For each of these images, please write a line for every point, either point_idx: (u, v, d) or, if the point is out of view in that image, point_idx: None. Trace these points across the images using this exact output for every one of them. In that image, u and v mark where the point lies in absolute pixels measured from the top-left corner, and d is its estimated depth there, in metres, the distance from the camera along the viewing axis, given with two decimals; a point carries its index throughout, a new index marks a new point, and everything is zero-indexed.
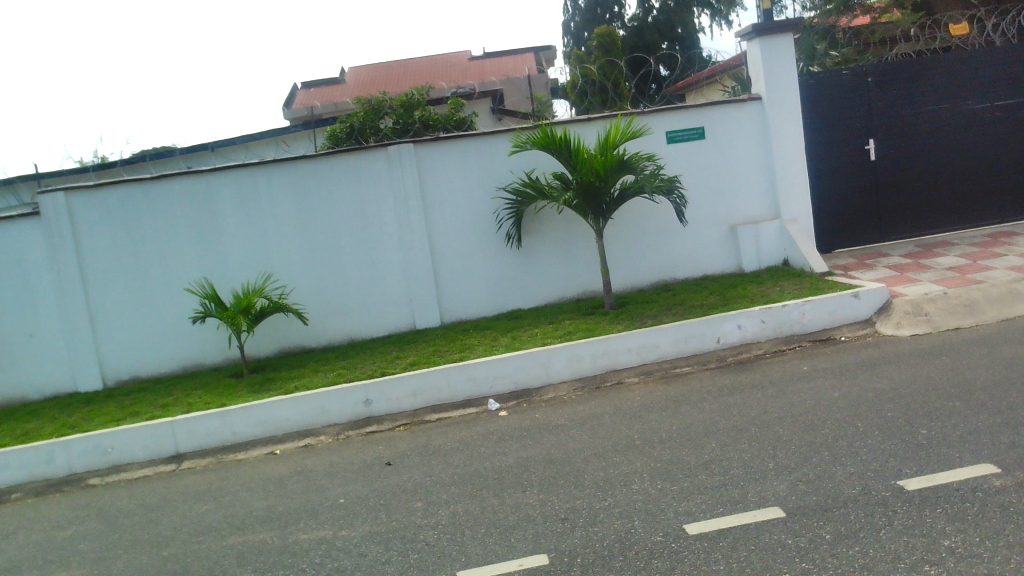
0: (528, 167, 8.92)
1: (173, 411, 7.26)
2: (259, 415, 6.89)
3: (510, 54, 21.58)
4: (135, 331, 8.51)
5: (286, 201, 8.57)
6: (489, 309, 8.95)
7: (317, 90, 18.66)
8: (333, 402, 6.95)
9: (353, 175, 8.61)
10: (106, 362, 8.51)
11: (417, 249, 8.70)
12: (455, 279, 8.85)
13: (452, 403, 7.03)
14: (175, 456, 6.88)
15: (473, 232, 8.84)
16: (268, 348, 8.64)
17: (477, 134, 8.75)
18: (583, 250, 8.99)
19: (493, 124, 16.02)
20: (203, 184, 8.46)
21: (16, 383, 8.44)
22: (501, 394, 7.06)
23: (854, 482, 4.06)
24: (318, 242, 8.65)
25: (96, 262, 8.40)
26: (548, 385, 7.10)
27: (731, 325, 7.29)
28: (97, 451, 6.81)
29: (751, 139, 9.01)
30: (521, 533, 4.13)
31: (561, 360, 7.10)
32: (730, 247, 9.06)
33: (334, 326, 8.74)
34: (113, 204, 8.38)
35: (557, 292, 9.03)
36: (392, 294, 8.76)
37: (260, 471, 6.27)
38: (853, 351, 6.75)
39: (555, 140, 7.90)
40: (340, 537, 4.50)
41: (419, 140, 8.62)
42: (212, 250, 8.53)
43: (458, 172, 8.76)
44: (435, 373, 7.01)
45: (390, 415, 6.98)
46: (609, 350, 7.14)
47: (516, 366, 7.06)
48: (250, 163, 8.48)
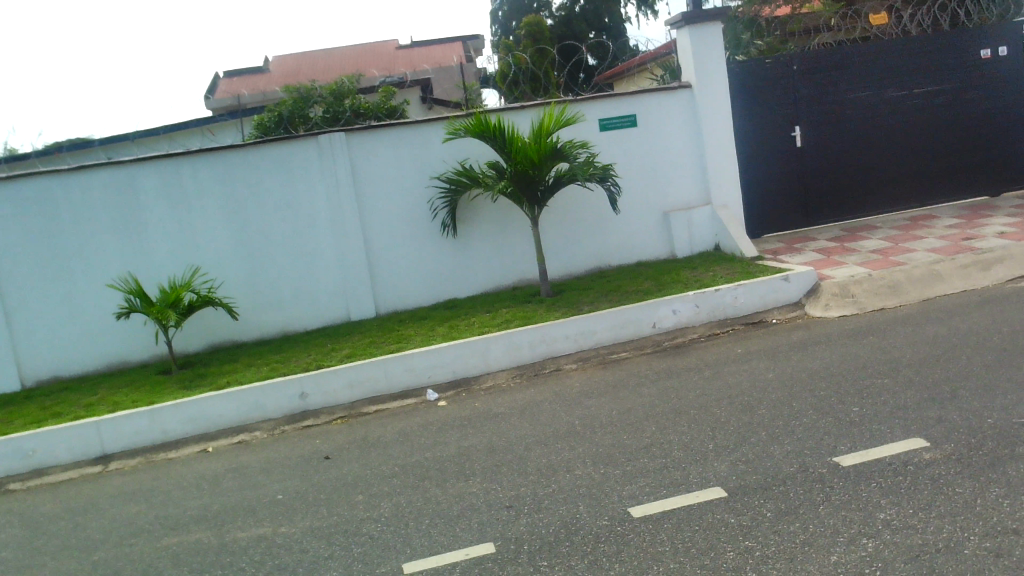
0: (462, 156, 8.86)
1: (99, 410, 7.00)
2: (190, 413, 6.69)
3: (439, 44, 21.40)
4: (55, 329, 8.16)
5: (213, 193, 8.33)
6: (425, 299, 8.87)
7: (241, 79, 18.19)
8: (268, 396, 6.79)
9: (283, 165, 8.42)
10: (24, 363, 8.14)
11: (350, 239, 8.56)
12: (390, 269, 8.74)
13: (391, 395, 6.95)
14: (101, 457, 6.64)
15: (408, 222, 8.74)
16: (198, 344, 8.39)
17: (410, 122, 8.65)
18: (518, 238, 8.98)
19: (423, 114, 15.88)
20: (125, 175, 8.16)
21: None
22: (440, 384, 7.01)
23: (792, 460, 4.14)
24: (248, 234, 8.43)
25: (12, 258, 8.02)
26: (486, 374, 7.08)
27: (667, 310, 7.38)
28: (17, 455, 6.52)
29: (682, 126, 9.13)
30: (466, 522, 4.10)
31: (500, 349, 7.08)
32: (663, 233, 9.15)
33: (266, 319, 8.55)
34: (28, 197, 8.01)
35: (493, 281, 9.00)
36: (325, 285, 8.61)
37: (193, 469, 6.09)
38: (785, 333, 6.90)
39: (489, 128, 7.85)
40: (280, 534, 4.39)
41: (351, 128, 8.48)
42: (136, 243, 8.24)
43: (392, 160, 8.65)
44: (372, 365, 6.91)
45: (327, 408, 6.85)
46: (547, 337, 7.15)
47: (454, 356, 7.01)
48: (174, 152, 8.20)
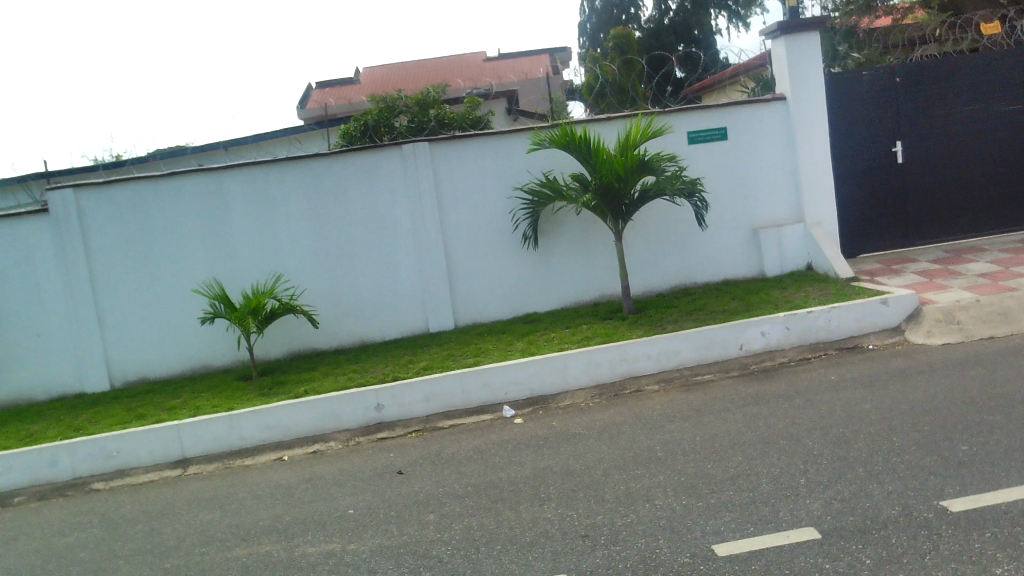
0: (545, 167, 8.71)
1: (180, 414, 7.10)
2: (267, 420, 6.72)
3: (526, 55, 21.37)
4: (142, 331, 8.35)
5: (297, 201, 8.40)
6: (505, 313, 8.74)
7: (331, 89, 18.52)
8: (344, 407, 6.76)
9: (367, 174, 8.43)
10: (114, 364, 8.35)
11: (430, 250, 8.50)
12: (470, 281, 8.65)
13: (466, 410, 6.83)
14: (181, 461, 6.72)
15: (489, 234, 8.64)
16: (278, 351, 8.45)
17: (494, 133, 8.55)
18: (601, 252, 8.77)
19: (508, 125, 15.84)
20: (213, 182, 8.30)
21: (20, 384, 8.30)
22: (516, 400, 6.85)
23: (894, 503, 3.82)
24: (330, 242, 8.47)
25: (105, 261, 8.25)
26: (564, 392, 6.89)
27: (755, 331, 7.05)
28: (101, 455, 6.68)
29: (775, 140, 8.78)
30: (539, 550, 3.91)
31: (579, 366, 6.88)
32: (752, 250, 8.80)
33: (346, 328, 8.55)
34: (122, 202, 8.23)
35: (573, 296, 8.81)
36: (405, 296, 8.57)
37: (268, 478, 6.09)
38: (883, 361, 6.50)
39: (574, 139, 7.68)
40: (349, 551, 4.30)
41: (435, 139, 8.43)
42: (222, 250, 8.36)
43: (474, 171, 8.56)
44: (449, 378, 6.81)
45: (402, 421, 6.78)
46: (627, 356, 6.91)
47: (532, 372, 6.85)
48: (261, 160, 8.30)
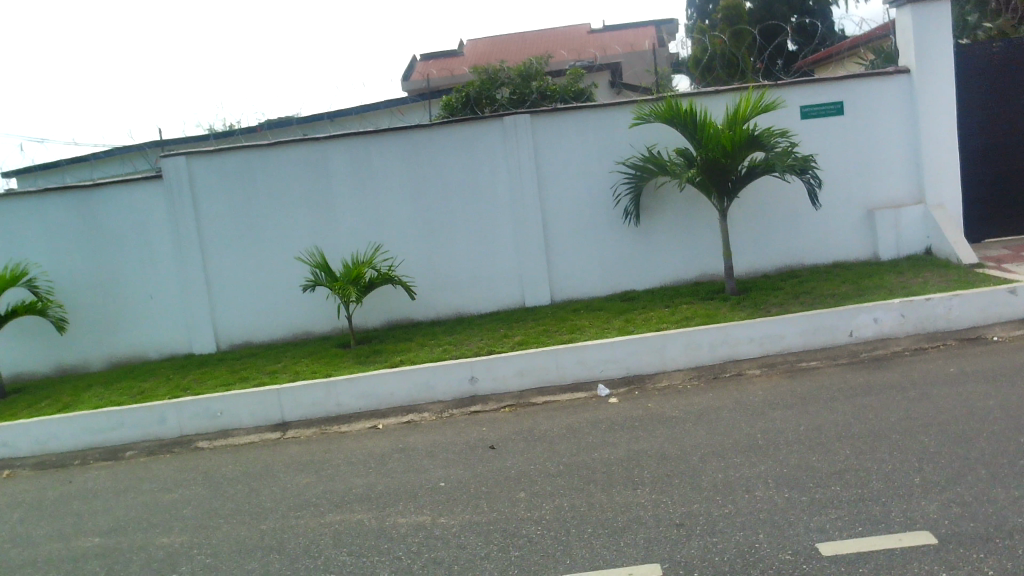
0: (649, 141, 8.47)
1: (281, 378, 7.28)
2: (363, 389, 6.81)
3: (632, 27, 20.90)
4: (248, 296, 8.58)
5: (398, 172, 8.43)
6: (602, 289, 8.57)
7: (435, 61, 18.55)
8: (438, 378, 6.78)
9: (467, 146, 8.39)
10: (220, 327, 8.62)
11: (529, 223, 8.41)
12: (568, 256, 8.52)
13: (561, 387, 6.74)
14: (281, 424, 6.89)
15: (588, 209, 8.48)
16: (376, 320, 8.53)
17: (597, 106, 8.37)
18: (704, 230, 8.49)
19: (611, 98, 15.52)
20: (317, 151, 8.42)
21: (135, 342, 8.68)
22: (612, 379, 6.72)
23: (1021, 510, 3.53)
24: (430, 213, 8.48)
25: (213, 227, 8.49)
26: (661, 373, 6.71)
27: (867, 318, 6.69)
28: (206, 415, 6.93)
29: (896, 115, 8.28)
30: (631, 537, 3.80)
31: (678, 347, 6.69)
32: (866, 232, 8.35)
33: (442, 300, 8.56)
34: (230, 170, 8.44)
35: (674, 275, 8.56)
36: (502, 269, 8.52)
37: (363, 445, 6.16)
38: (1009, 354, 6.06)
39: (680, 112, 7.42)
40: (439, 524, 4.28)
41: (536, 111, 8.31)
42: (324, 219, 8.49)
43: (576, 144, 8.41)
44: (543, 354, 6.73)
45: (495, 395, 6.74)
46: (729, 339, 6.67)
47: (629, 351, 6.70)
48: (364, 130, 8.36)
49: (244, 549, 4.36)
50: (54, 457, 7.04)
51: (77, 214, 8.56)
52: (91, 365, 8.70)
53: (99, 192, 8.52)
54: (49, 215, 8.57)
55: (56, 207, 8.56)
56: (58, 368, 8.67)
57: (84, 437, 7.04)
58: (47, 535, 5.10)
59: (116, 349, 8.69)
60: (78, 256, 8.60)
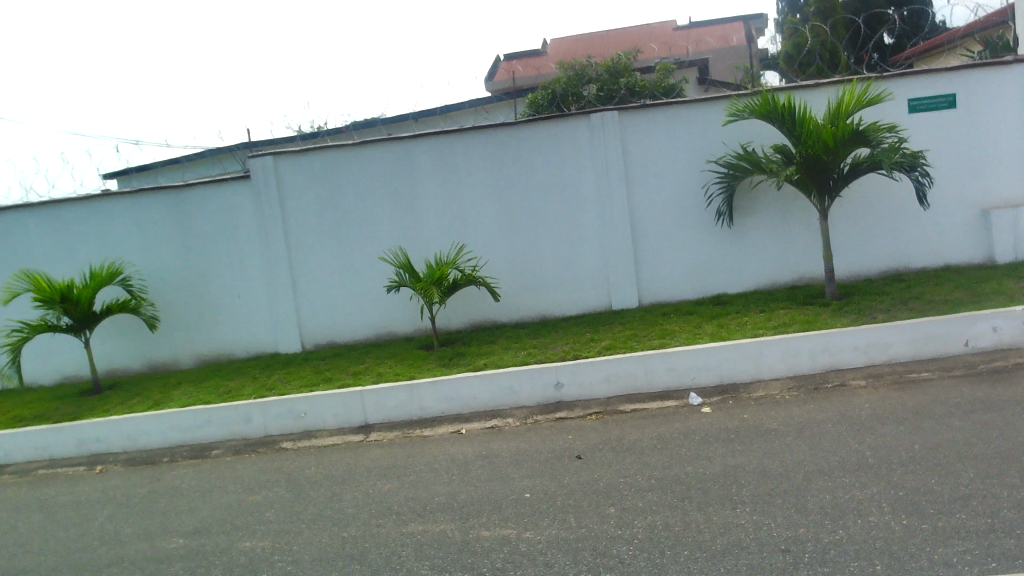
0: (743, 138, 8.10)
1: (364, 380, 7.22)
2: (447, 392, 6.69)
3: (720, 23, 20.32)
4: (332, 296, 8.57)
5: (483, 171, 8.29)
6: (693, 293, 8.24)
7: (518, 61, 18.38)
8: (523, 382, 6.60)
9: (553, 145, 8.20)
10: (305, 326, 8.63)
11: (616, 223, 8.16)
12: (657, 257, 8.22)
13: (650, 394, 6.46)
14: (364, 427, 6.82)
15: (679, 209, 8.17)
16: (459, 322, 8.40)
17: (688, 101, 8.05)
18: (802, 231, 8.07)
19: (699, 95, 15.06)
20: (402, 150, 8.35)
21: (222, 341, 8.77)
22: (704, 388, 6.41)
23: None
24: (514, 213, 8.30)
25: (300, 227, 8.52)
26: (757, 381, 6.36)
27: (984, 326, 6.21)
28: (291, 415, 6.93)
29: (1014, 108, 7.70)
30: (732, 562, 3.52)
31: (775, 355, 6.33)
32: (980, 233, 7.79)
33: (526, 301, 8.37)
34: (317, 170, 8.46)
35: (769, 278, 8.16)
36: (588, 270, 8.28)
37: (445, 451, 6.02)
38: None
39: (778, 107, 7.02)
40: (525, 539, 4.08)
41: (625, 107, 8.05)
42: (408, 219, 8.41)
43: (665, 141, 8.11)
44: (632, 359, 6.47)
45: (582, 402, 6.52)
46: (831, 347, 6.29)
47: (722, 358, 6.38)
48: (448, 129, 8.25)
49: (326, 557, 4.25)
50: (144, 453, 7.13)
51: (169, 214, 8.71)
52: (181, 362, 8.83)
53: (190, 192, 8.65)
54: (142, 215, 8.75)
55: (149, 207, 8.73)
56: (149, 365, 8.83)
57: (172, 435, 7.12)
58: (134, 534, 5.11)
59: (204, 348, 8.80)
60: (170, 256, 8.75)
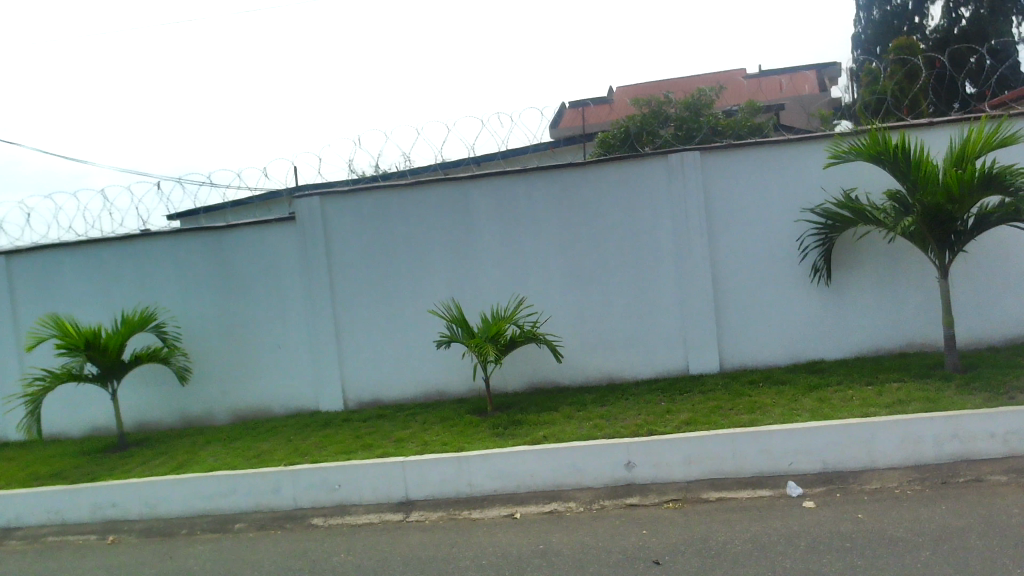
0: (846, 184, 7.14)
1: (408, 448, 6.39)
2: (500, 467, 5.82)
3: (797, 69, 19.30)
4: (379, 351, 7.80)
5: (548, 216, 7.49)
6: (784, 358, 7.23)
7: None
8: (589, 461, 5.70)
9: (626, 188, 7.37)
10: (349, 382, 7.87)
11: (696, 277, 7.24)
12: (743, 316, 7.27)
13: (738, 481, 5.48)
14: (404, 504, 5.98)
15: (768, 262, 7.22)
16: (517, 382, 7.53)
17: (780, 141, 7.15)
18: (912, 291, 7.04)
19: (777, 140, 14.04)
20: (459, 191, 7.63)
21: (260, 395, 8.06)
22: (804, 476, 5.41)
23: None
24: (583, 263, 7.46)
25: (346, 273, 7.81)
26: (870, 471, 5.33)
27: None
28: (323, 487, 6.13)
29: None
30: None
31: (892, 439, 5.31)
32: None
33: (593, 362, 7.46)
34: (365, 212, 7.77)
35: (873, 343, 7.12)
36: (662, 329, 7.36)
37: (496, 542, 5.13)
38: None
39: (890, 150, 6.01)
40: None
41: (707, 147, 7.20)
42: (464, 268, 7.64)
43: (756, 186, 7.21)
44: (717, 438, 5.52)
45: (657, 486, 5.58)
46: (962, 433, 5.24)
47: (827, 441, 5.38)
48: (511, 168, 7.49)
49: None
50: (162, 523, 6.40)
51: (209, 257, 8.10)
52: (215, 417, 8.14)
53: (231, 233, 8.04)
54: (180, 257, 8.16)
55: (188, 249, 8.14)
56: (182, 419, 8.17)
57: (194, 503, 6.38)
58: None
59: (240, 402, 8.10)
60: (207, 301, 8.12)
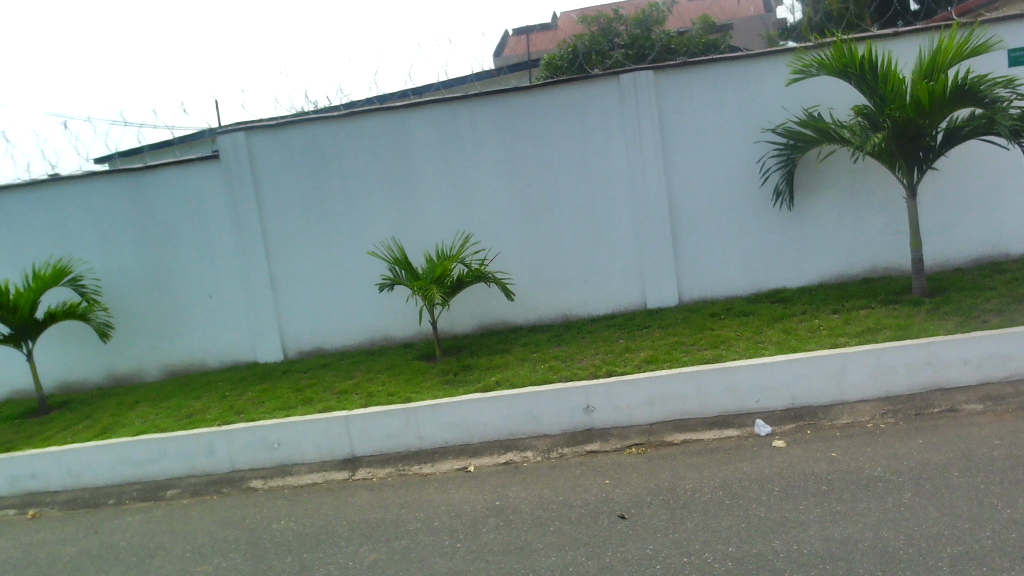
0: (807, 102, 6.75)
1: (352, 400, 5.96)
2: (451, 417, 5.43)
3: None
4: (318, 297, 7.30)
5: (492, 146, 6.98)
6: (745, 288, 6.92)
7: None
8: (545, 407, 5.34)
9: (576, 112, 6.88)
10: (288, 331, 7.37)
11: (653, 206, 6.84)
12: (702, 245, 6.91)
13: (703, 422, 5.18)
14: (350, 460, 5.58)
15: (727, 188, 6.85)
16: (468, 324, 7.11)
17: (738, 57, 6.70)
18: (876, 213, 6.74)
19: None
20: (396, 122, 7.06)
21: (193, 348, 7.53)
22: (771, 414, 5.12)
23: None
24: (532, 195, 6.99)
25: (278, 215, 7.23)
26: (840, 405, 5.06)
27: None
28: (261, 446, 5.69)
29: None
30: None
31: (862, 370, 5.03)
32: None
33: (547, 300, 7.07)
34: (295, 147, 7.17)
35: (836, 269, 6.83)
36: (618, 262, 6.98)
37: (449, 498, 4.77)
38: None
39: (857, 62, 5.60)
40: None
41: (661, 66, 6.72)
42: (406, 205, 7.12)
43: (713, 107, 6.79)
44: (679, 377, 5.20)
45: (617, 430, 5.25)
46: (935, 361, 4.98)
47: (795, 375, 5.09)
48: (451, 95, 6.94)
49: None
50: (88, 492, 5.90)
51: (126, 202, 7.44)
52: (146, 374, 7.60)
53: (150, 175, 7.38)
54: (95, 203, 7.48)
55: (103, 194, 7.47)
56: (109, 377, 7.62)
57: (121, 470, 5.89)
58: None
59: (172, 357, 7.56)
60: (128, 250, 7.49)
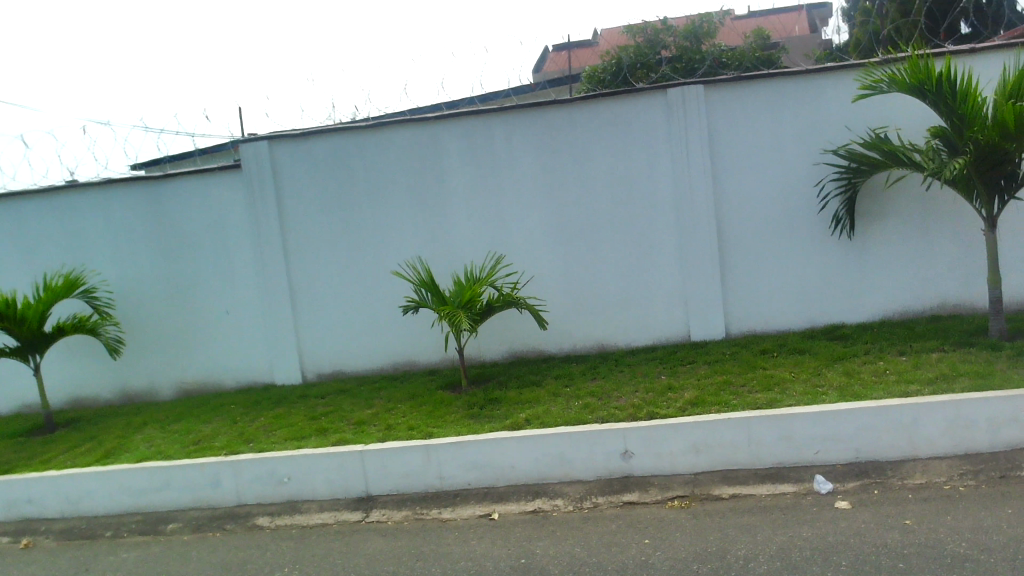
0: (872, 123, 6.22)
1: (370, 433, 5.51)
2: (475, 457, 4.96)
3: None
4: (340, 317, 6.88)
5: (528, 161, 6.53)
6: (799, 322, 6.37)
7: None
8: (579, 450, 4.85)
9: (619, 127, 6.41)
10: (307, 353, 6.96)
11: (700, 231, 6.34)
12: (753, 274, 6.39)
13: (754, 474, 4.65)
14: (364, 499, 5.12)
15: (782, 213, 6.32)
16: (497, 352, 6.65)
17: (797, 72, 6.19)
18: (946, 246, 6.18)
19: None
20: (427, 134, 6.65)
21: (208, 367, 7.14)
22: (831, 468, 4.58)
23: None
24: (570, 216, 6.52)
25: (300, 230, 6.84)
26: (911, 461, 4.51)
27: None
28: (270, 480, 5.26)
29: None
30: None
31: (937, 423, 4.48)
32: None
33: (583, 329, 6.58)
34: (320, 158, 6.78)
35: (899, 305, 6.27)
36: (660, 290, 6.47)
37: (469, 551, 4.29)
38: None
39: (935, 79, 5.05)
40: None
41: (713, 80, 6.24)
42: (435, 222, 6.69)
43: (769, 126, 6.28)
44: (729, 424, 4.68)
45: (658, 479, 4.74)
46: (1022, 416, 4.43)
47: (859, 426, 4.55)
48: (487, 106, 6.51)
49: None
50: (86, 522, 5.51)
51: (143, 211, 7.10)
52: (158, 393, 7.23)
53: (170, 184, 7.04)
54: (111, 212, 7.15)
55: (119, 202, 7.13)
56: (120, 394, 7.26)
57: (122, 499, 5.50)
58: None
59: (186, 376, 7.18)
60: (144, 262, 7.15)
